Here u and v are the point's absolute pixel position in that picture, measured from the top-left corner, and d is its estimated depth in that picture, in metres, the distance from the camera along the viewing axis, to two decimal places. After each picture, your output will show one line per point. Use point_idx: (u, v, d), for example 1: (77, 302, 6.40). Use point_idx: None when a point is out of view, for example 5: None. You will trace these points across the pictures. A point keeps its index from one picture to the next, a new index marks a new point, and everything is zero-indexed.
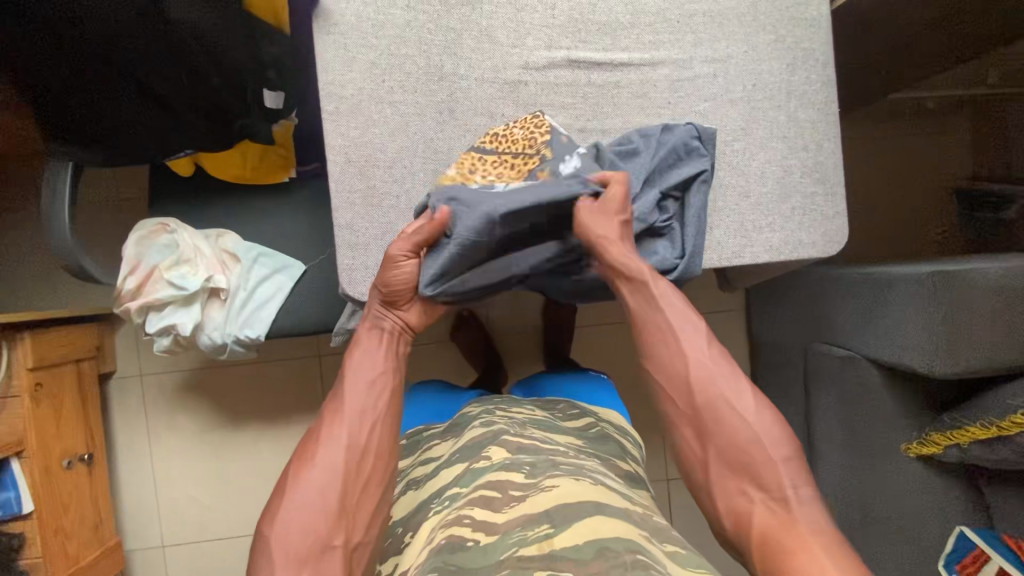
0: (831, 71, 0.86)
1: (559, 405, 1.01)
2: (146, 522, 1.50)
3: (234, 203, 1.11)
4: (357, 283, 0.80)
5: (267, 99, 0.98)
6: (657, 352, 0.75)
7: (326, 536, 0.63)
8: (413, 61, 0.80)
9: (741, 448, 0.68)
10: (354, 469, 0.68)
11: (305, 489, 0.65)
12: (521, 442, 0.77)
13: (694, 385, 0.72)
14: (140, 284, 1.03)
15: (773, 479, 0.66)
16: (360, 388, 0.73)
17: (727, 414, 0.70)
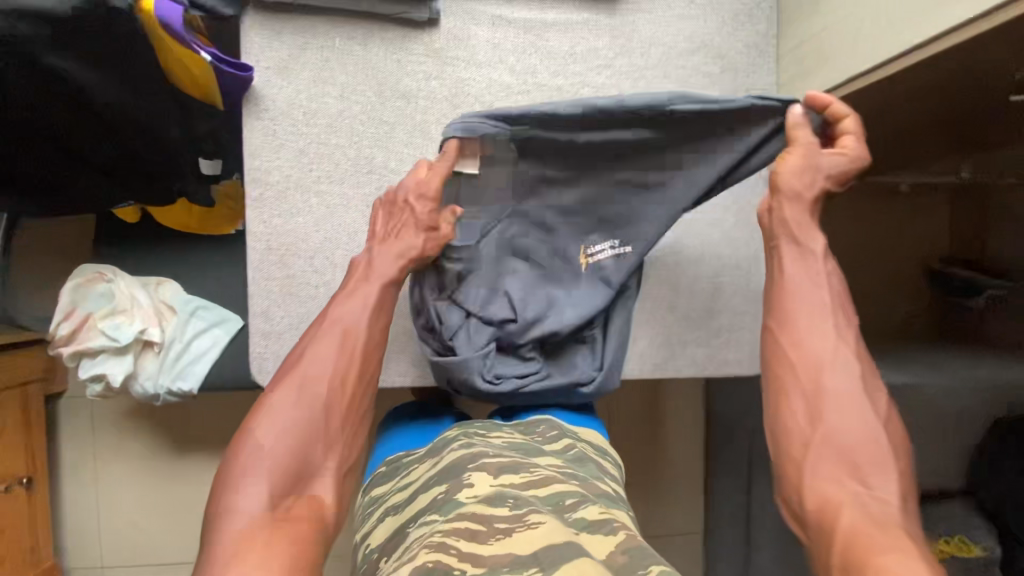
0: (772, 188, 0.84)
1: (539, 427, 0.81)
2: (86, 543, 1.50)
3: (179, 252, 1.11)
4: (268, 373, 0.79)
5: (203, 166, 0.97)
6: (791, 322, 0.67)
7: (315, 453, 0.60)
8: (343, 152, 0.79)
9: (852, 442, 0.59)
10: (343, 388, 0.65)
11: (290, 406, 0.61)
12: (501, 464, 0.68)
13: (820, 363, 0.64)
14: (74, 330, 1.02)
15: (884, 483, 0.55)
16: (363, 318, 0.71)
17: (845, 398, 0.62)
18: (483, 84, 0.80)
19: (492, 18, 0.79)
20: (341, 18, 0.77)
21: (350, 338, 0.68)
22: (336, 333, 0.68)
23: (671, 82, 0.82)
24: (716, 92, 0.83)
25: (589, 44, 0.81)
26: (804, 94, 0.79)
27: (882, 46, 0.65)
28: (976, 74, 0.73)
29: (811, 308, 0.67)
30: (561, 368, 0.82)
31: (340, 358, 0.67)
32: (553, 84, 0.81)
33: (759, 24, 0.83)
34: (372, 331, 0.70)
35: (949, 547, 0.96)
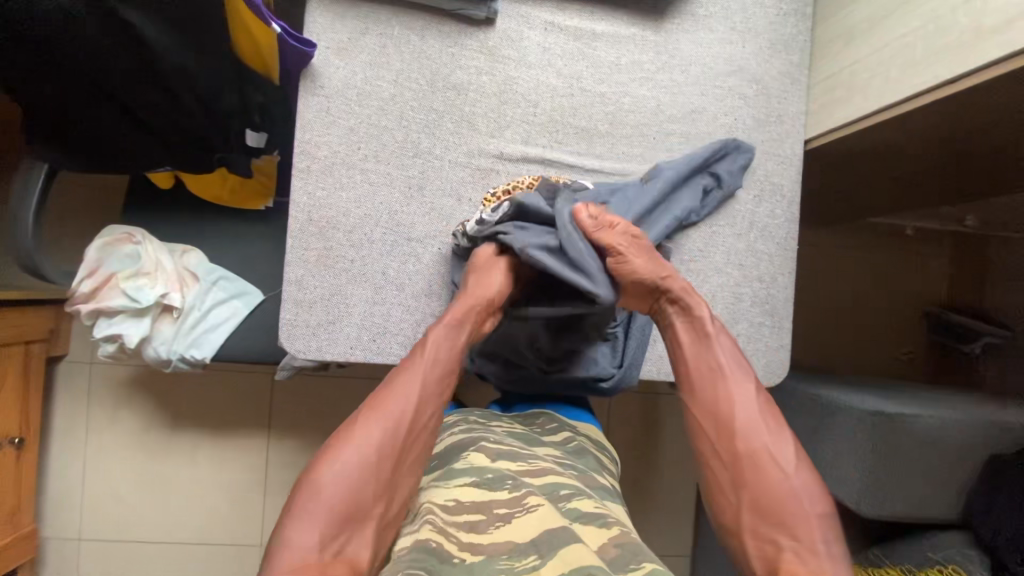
0: (795, 208, 0.88)
1: (538, 419, 0.85)
2: (67, 512, 1.47)
3: (207, 222, 1.12)
4: (294, 341, 0.80)
5: (249, 138, 0.97)
6: (699, 392, 0.71)
7: (369, 505, 0.57)
8: (390, 134, 0.82)
9: (776, 498, 0.62)
10: (407, 443, 0.62)
11: (352, 462, 0.58)
12: (500, 449, 0.71)
13: (741, 426, 0.67)
14: (96, 288, 1.02)
15: (804, 529, 0.60)
16: (431, 366, 0.67)
17: (767, 456, 0.65)
18: (531, 84, 0.84)
19: (545, 23, 0.84)
20: (403, 8, 0.81)
21: (425, 399, 0.65)
22: (417, 389, 0.65)
23: (708, 100, 0.87)
24: (749, 114, 0.87)
25: (634, 57, 0.85)
26: (832, 123, 0.83)
27: (912, 82, 0.69)
28: (993, 118, 0.77)
29: (716, 371, 0.71)
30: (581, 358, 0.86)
31: (411, 413, 0.63)
32: (596, 91, 0.85)
33: (794, 55, 0.88)
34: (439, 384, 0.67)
35: None
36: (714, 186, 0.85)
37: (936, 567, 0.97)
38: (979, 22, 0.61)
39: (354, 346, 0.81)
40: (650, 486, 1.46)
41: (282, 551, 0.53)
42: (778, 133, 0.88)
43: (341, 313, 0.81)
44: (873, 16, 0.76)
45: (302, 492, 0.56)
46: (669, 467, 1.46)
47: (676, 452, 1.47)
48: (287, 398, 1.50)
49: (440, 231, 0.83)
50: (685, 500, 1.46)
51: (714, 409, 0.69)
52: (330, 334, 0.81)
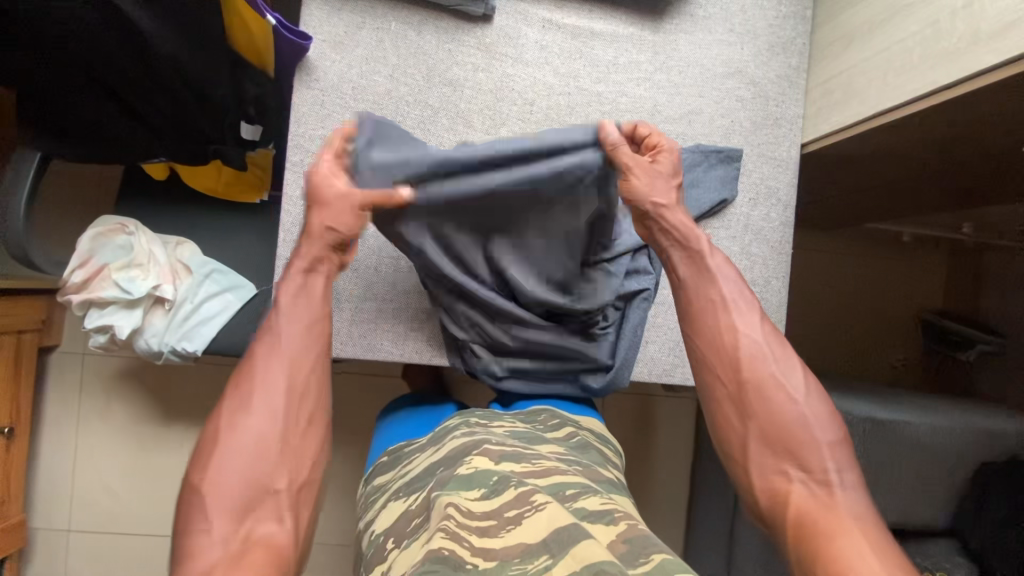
0: (790, 213, 0.88)
1: (538, 415, 0.83)
2: (56, 504, 1.46)
3: (201, 215, 1.12)
4: None
5: (244, 130, 0.98)
6: (701, 326, 0.70)
7: (268, 480, 0.59)
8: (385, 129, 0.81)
9: (784, 430, 0.63)
10: (291, 413, 0.62)
11: (238, 449, 0.59)
12: (504, 449, 0.70)
13: (748, 356, 0.67)
14: (87, 278, 1.02)
15: (816, 460, 0.61)
16: (296, 329, 0.66)
17: (776, 387, 0.65)
18: (527, 82, 0.84)
19: (542, 20, 0.83)
20: (400, 3, 0.81)
21: (300, 364, 0.65)
22: (286, 357, 0.64)
23: (705, 102, 0.86)
24: (745, 116, 0.87)
25: (631, 57, 0.85)
26: (830, 126, 0.83)
27: (910, 86, 0.69)
28: (989, 125, 0.77)
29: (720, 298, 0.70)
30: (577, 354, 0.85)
31: (285, 381, 0.63)
32: (593, 90, 0.85)
33: (792, 58, 0.87)
34: (307, 338, 0.67)
35: None
36: (708, 186, 0.85)
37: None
38: (977, 27, 0.61)
39: (347, 341, 0.81)
40: (640, 488, 1.46)
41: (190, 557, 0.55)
42: (775, 136, 0.88)
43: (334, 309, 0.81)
44: (872, 19, 0.75)
45: (193, 498, 0.56)
46: (661, 470, 1.46)
47: (666, 454, 1.46)
48: None
49: None
50: (677, 503, 1.45)
51: (717, 341, 0.68)
52: None
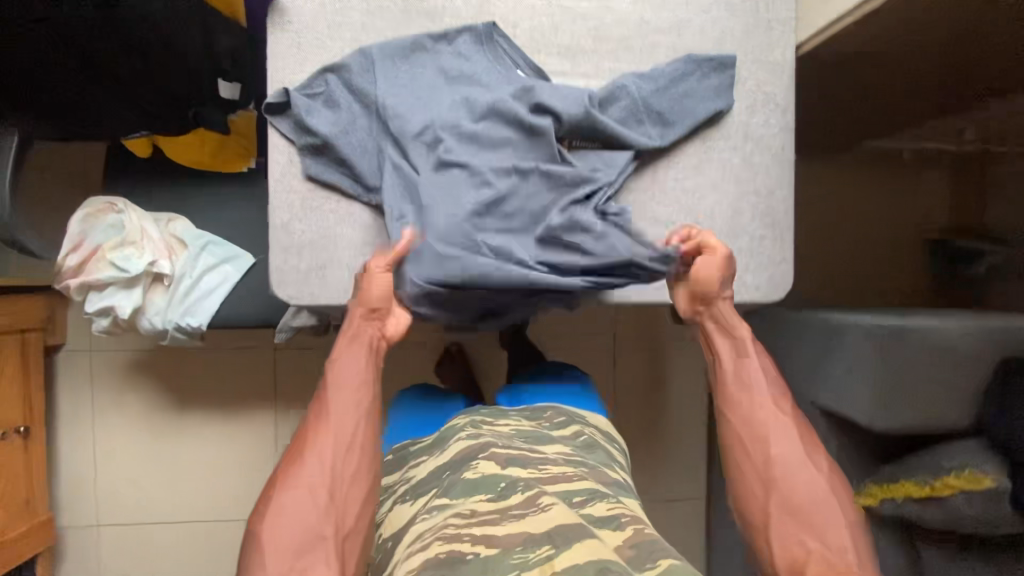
0: (790, 117, 0.86)
1: (547, 413, 0.94)
2: (81, 501, 1.47)
3: (192, 189, 1.10)
4: (286, 284, 0.78)
5: (222, 89, 0.96)
6: (735, 402, 0.76)
7: (317, 528, 0.62)
8: (370, 61, 0.78)
9: (803, 501, 0.67)
10: (336, 462, 0.67)
11: (288, 498, 0.64)
12: (509, 454, 0.75)
13: (768, 433, 0.72)
14: (82, 261, 1.00)
15: (830, 533, 0.65)
16: (344, 389, 0.72)
17: (795, 463, 0.70)
18: (508, 4, 0.81)
19: None
20: None
21: (346, 417, 0.70)
22: (334, 415, 0.70)
23: (693, 9, 0.83)
24: (736, 20, 0.84)
25: None
26: (824, 22, 0.80)
27: None
28: None
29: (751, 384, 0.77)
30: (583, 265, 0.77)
31: (329, 437, 0.68)
32: (577, 6, 0.82)
33: None
34: (349, 393, 0.72)
35: (960, 482, 0.96)
36: (702, 95, 0.82)
37: (954, 472, 0.97)
38: None
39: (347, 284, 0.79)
40: None
41: None
42: (769, 39, 0.85)
43: (332, 254, 0.79)
44: None
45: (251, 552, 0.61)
46: None
47: None
48: (291, 372, 1.49)
49: (414, 146, 0.77)
50: None
51: (745, 419, 0.74)
52: (324, 276, 0.79)
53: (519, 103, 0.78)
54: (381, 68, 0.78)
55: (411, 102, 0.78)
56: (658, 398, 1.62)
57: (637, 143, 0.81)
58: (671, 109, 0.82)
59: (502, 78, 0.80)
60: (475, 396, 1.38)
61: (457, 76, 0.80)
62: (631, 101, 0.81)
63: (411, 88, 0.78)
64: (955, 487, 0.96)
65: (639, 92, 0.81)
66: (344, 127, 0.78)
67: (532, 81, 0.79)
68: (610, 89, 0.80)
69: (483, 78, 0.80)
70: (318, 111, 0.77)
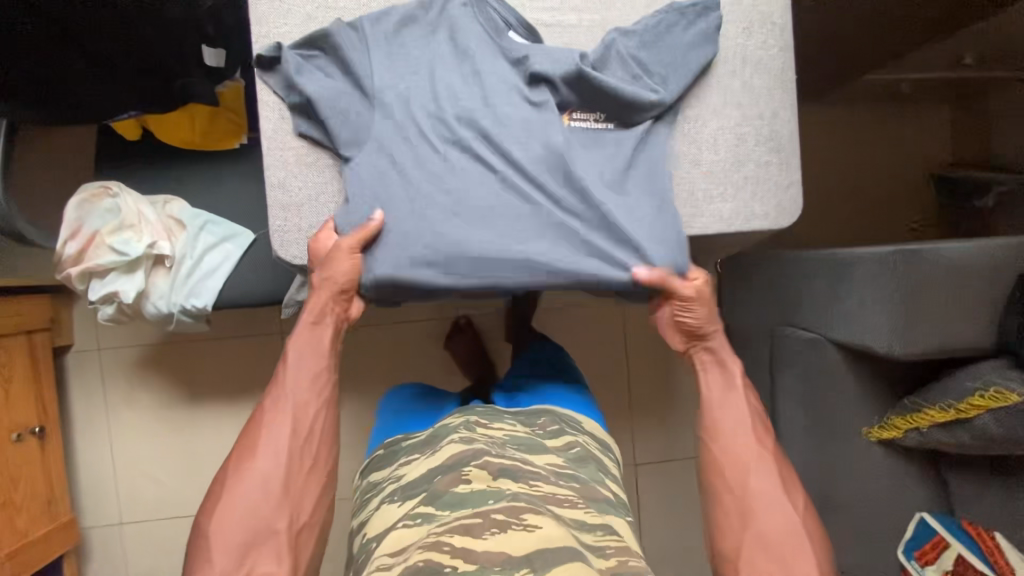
0: (788, 36, 0.83)
1: (541, 419, 0.94)
2: (103, 501, 1.47)
3: (186, 171, 1.09)
4: (288, 244, 0.76)
5: (207, 56, 0.96)
6: (720, 429, 0.79)
7: (270, 521, 0.68)
8: (359, 29, 0.75)
9: (777, 532, 0.72)
10: (291, 460, 0.72)
11: (245, 486, 0.70)
12: (503, 464, 0.76)
13: (749, 468, 0.76)
14: (82, 249, 0.99)
15: (796, 572, 0.69)
16: (302, 377, 0.76)
17: (771, 501, 0.74)
18: None
19: None
20: None
21: (302, 409, 0.75)
22: (292, 407, 0.75)
23: None
24: None
25: None
26: None
27: None
28: None
29: (737, 415, 0.80)
30: (592, 245, 0.75)
31: (286, 430, 0.73)
32: None
33: None
34: (305, 383, 0.76)
35: (985, 401, 0.94)
36: (699, 17, 0.79)
37: (977, 393, 0.95)
38: None
39: None
40: None
41: None
42: None
43: (331, 210, 0.77)
44: None
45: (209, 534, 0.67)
46: None
47: None
48: None
49: (406, 113, 0.74)
50: None
51: (729, 450, 0.78)
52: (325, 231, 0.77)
53: (516, 77, 0.77)
54: (365, 35, 0.75)
55: (400, 70, 0.75)
56: (672, 356, 1.61)
57: (633, 97, 0.77)
58: (664, 58, 0.79)
59: (492, 40, 0.77)
60: (488, 366, 1.37)
61: (445, 41, 0.77)
62: (623, 53, 0.78)
63: (397, 56, 0.75)
64: (981, 406, 0.94)
65: (626, 49, 0.78)
66: (330, 92, 0.74)
67: (526, 49, 0.78)
68: (599, 48, 0.78)
69: (472, 31, 0.77)
70: (304, 82, 0.74)
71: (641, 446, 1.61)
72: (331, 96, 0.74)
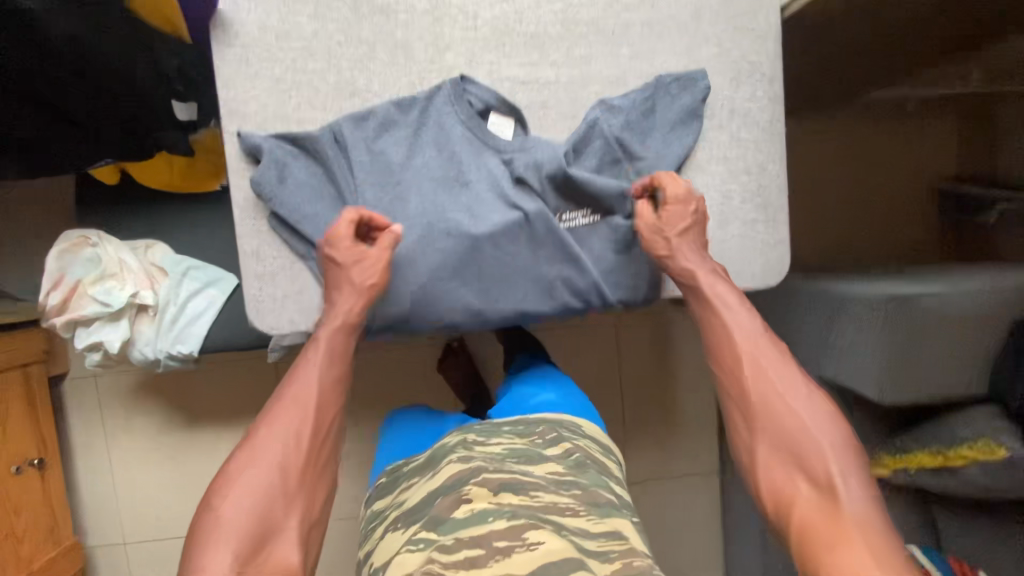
0: (780, 87, 0.79)
1: (538, 428, 0.90)
2: (106, 522, 1.51)
3: (168, 214, 1.07)
4: (263, 316, 0.75)
5: (178, 110, 0.93)
6: (722, 359, 0.75)
7: (283, 513, 0.61)
8: (339, 135, 0.73)
9: (791, 438, 0.67)
10: (292, 459, 0.64)
11: (250, 479, 0.61)
12: (504, 479, 0.74)
13: (750, 377, 0.71)
14: (65, 298, 0.99)
15: (815, 457, 0.64)
16: (317, 373, 0.70)
17: (777, 402, 0.69)
18: None
19: None
20: None
21: (320, 398, 0.69)
22: (308, 394, 0.69)
23: None
24: None
25: None
26: None
27: None
28: None
29: (728, 327, 0.75)
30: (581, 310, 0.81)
31: (304, 422, 0.67)
32: None
33: None
34: (336, 373, 0.71)
35: (973, 452, 0.92)
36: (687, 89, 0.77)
37: (965, 444, 0.93)
38: None
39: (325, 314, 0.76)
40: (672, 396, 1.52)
41: None
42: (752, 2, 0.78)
43: (307, 282, 0.76)
44: None
45: (206, 525, 0.58)
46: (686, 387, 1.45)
47: None
48: None
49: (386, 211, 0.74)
50: None
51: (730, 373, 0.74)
52: (301, 304, 0.76)
53: (504, 177, 0.75)
54: (339, 127, 0.73)
55: (378, 167, 0.74)
56: (667, 374, 1.61)
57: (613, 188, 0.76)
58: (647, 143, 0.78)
59: (471, 133, 0.75)
60: (482, 392, 1.37)
61: (421, 134, 0.75)
62: (604, 136, 0.76)
63: (372, 151, 0.74)
64: (967, 457, 0.93)
65: (610, 128, 0.76)
66: (306, 183, 0.74)
67: (514, 149, 0.75)
68: (579, 136, 0.76)
69: (451, 124, 0.75)
70: (277, 173, 0.72)
71: (635, 464, 1.62)
72: (309, 186, 0.74)
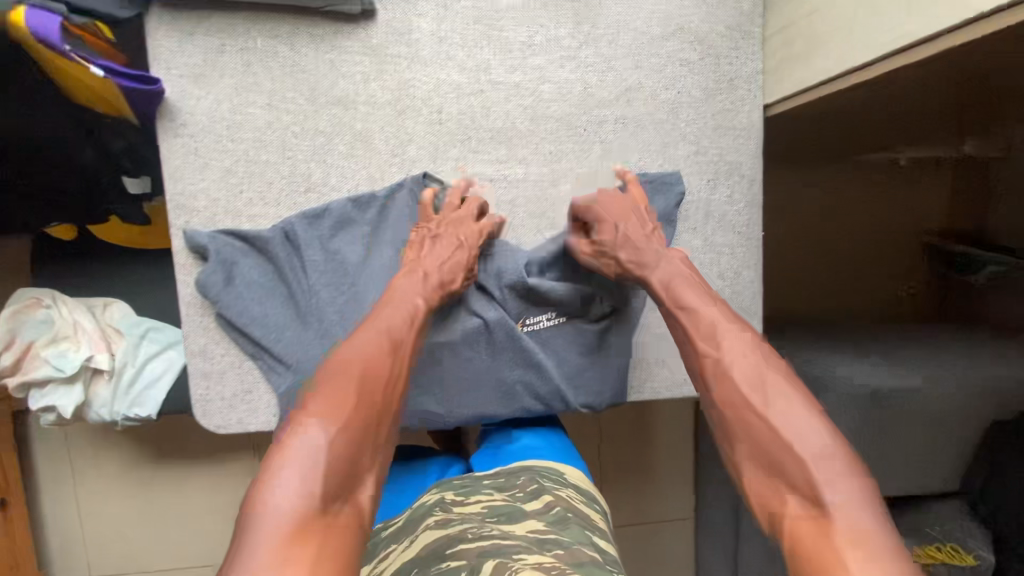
0: (758, 189, 0.77)
1: (519, 480, 0.71)
2: (72, 558, 1.49)
3: (129, 271, 1.04)
4: (211, 416, 0.72)
5: (128, 184, 0.87)
6: (693, 363, 0.61)
7: (358, 452, 0.49)
8: (292, 235, 0.70)
9: (766, 445, 0.51)
10: (380, 400, 0.54)
11: (320, 418, 0.49)
12: (484, 547, 0.54)
13: (720, 379, 0.57)
14: (17, 360, 0.95)
15: (800, 474, 0.47)
16: (403, 312, 0.62)
17: (750, 404, 0.53)
18: (429, 86, 0.71)
19: (435, 7, 0.70)
20: (262, 14, 0.68)
21: (398, 332, 0.60)
22: (394, 327, 0.60)
23: (643, 74, 0.74)
24: (694, 82, 0.75)
25: (550, 34, 0.72)
26: (795, 85, 0.72)
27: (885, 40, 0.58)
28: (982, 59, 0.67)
29: (687, 325, 0.63)
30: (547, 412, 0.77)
31: (388, 357, 0.57)
32: (510, 82, 0.72)
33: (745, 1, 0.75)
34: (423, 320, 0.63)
35: (941, 554, 0.93)
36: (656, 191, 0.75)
37: (934, 545, 0.94)
38: None
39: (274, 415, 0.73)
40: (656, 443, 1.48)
41: (255, 527, 0.42)
42: (732, 100, 0.76)
43: (257, 381, 0.73)
44: None
45: (277, 457, 0.46)
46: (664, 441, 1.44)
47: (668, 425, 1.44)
48: None
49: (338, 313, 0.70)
50: None
51: (698, 373, 0.61)
52: (249, 404, 0.73)
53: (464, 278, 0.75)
54: (292, 225, 0.70)
55: (334, 265, 0.72)
56: (646, 423, 1.60)
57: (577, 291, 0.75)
58: None
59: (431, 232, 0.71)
60: None
61: (381, 232, 0.73)
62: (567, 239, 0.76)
63: (329, 249, 0.72)
64: (935, 557, 0.93)
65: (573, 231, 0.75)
66: (258, 283, 0.71)
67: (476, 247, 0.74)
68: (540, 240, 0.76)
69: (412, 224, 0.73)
70: (225, 274, 0.69)
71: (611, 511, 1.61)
72: (261, 285, 0.71)
